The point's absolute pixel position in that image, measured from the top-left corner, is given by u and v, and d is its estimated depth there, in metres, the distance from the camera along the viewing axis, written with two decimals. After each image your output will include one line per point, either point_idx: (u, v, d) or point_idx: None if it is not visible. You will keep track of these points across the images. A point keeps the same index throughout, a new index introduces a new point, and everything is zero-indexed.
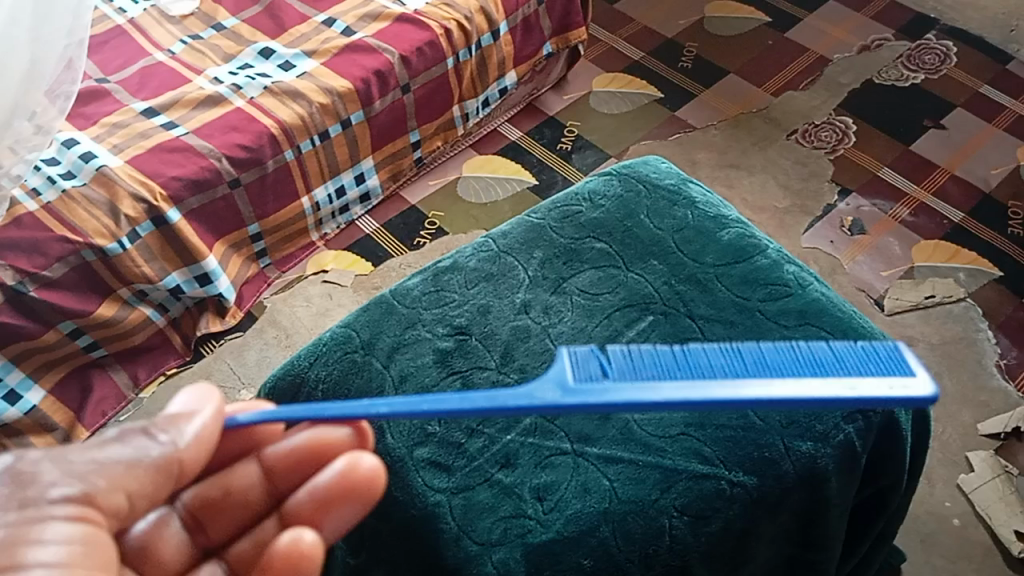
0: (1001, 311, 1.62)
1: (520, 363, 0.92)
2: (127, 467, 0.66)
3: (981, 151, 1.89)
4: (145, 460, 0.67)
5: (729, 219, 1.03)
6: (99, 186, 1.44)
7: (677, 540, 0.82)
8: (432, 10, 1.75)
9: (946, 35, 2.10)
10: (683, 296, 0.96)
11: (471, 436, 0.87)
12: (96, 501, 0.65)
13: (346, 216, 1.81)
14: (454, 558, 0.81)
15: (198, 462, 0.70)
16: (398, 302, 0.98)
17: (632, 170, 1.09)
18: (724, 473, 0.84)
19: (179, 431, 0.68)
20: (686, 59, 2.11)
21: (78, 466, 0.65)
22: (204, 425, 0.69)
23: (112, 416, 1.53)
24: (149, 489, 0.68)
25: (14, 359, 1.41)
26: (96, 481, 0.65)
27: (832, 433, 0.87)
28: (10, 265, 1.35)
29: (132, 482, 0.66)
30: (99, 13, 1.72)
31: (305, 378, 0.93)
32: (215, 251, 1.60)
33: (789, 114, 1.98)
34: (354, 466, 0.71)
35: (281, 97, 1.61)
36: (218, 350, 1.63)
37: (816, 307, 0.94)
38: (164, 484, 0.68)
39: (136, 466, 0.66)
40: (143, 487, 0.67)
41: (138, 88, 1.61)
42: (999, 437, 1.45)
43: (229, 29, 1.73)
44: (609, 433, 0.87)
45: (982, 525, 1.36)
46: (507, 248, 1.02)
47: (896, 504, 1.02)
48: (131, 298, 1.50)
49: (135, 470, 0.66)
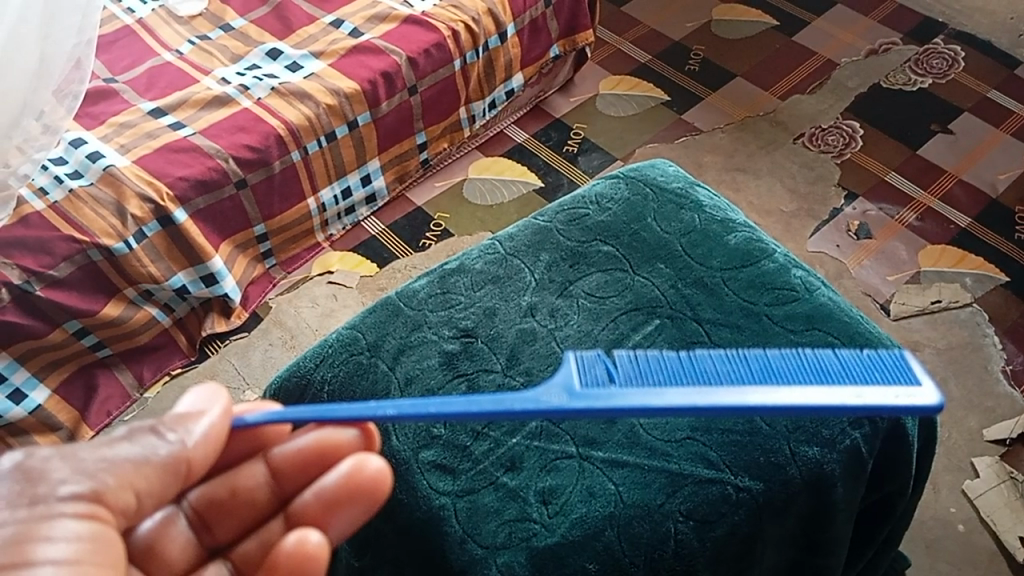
0: (1007, 317, 1.62)
1: (526, 366, 0.92)
2: (135, 466, 0.66)
3: (988, 156, 1.88)
4: (153, 459, 0.66)
5: (736, 222, 1.03)
6: (107, 186, 1.44)
7: (683, 545, 0.82)
8: (440, 12, 1.75)
9: (954, 39, 2.09)
10: (690, 300, 0.96)
11: (476, 439, 0.87)
12: (104, 499, 0.65)
13: (352, 217, 1.81)
14: (458, 560, 0.81)
15: (207, 462, 0.69)
16: (404, 304, 0.98)
17: (639, 173, 1.09)
18: (730, 478, 0.84)
19: (187, 431, 0.68)
20: (693, 62, 2.10)
21: (88, 463, 0.65)
22: (212, 424, 0.69)
23: (117, 416, 1.54)
24: (156, 488, 0.68)
25: (20, 358, 1.41)
26: (104, 479, 0.65)
27: (839, 438, 0.87)
28: (17, 264, 1.36)
29: (140, 480, 0.66)
30: (107, 13, 1.73)
31: (311, 379, 0.93)
32: (222, 251, 1.60)
33: (796, 118, 1.97)
34: (359, 468, 0.70)
35: (289, 98, 1.62)
36: (223, 350, 1.63)
37: (824, 312, 0.94)
38: (171, 484, 0.68)
39: (144, 465, 0.66)
40: (151, 485, 0.67)
41: (146, 88, 1.61)
42: (1005, 443, 1.45)
43: (237, 29, 1.73)
44: (615, 437, 0.86)
45: (987, 531, 1.35)
46: (514, 251, 1.02)
47: (902, 510, 1.01)
48: (136, 298, 1.51)
49: (144, 468, 0.66)
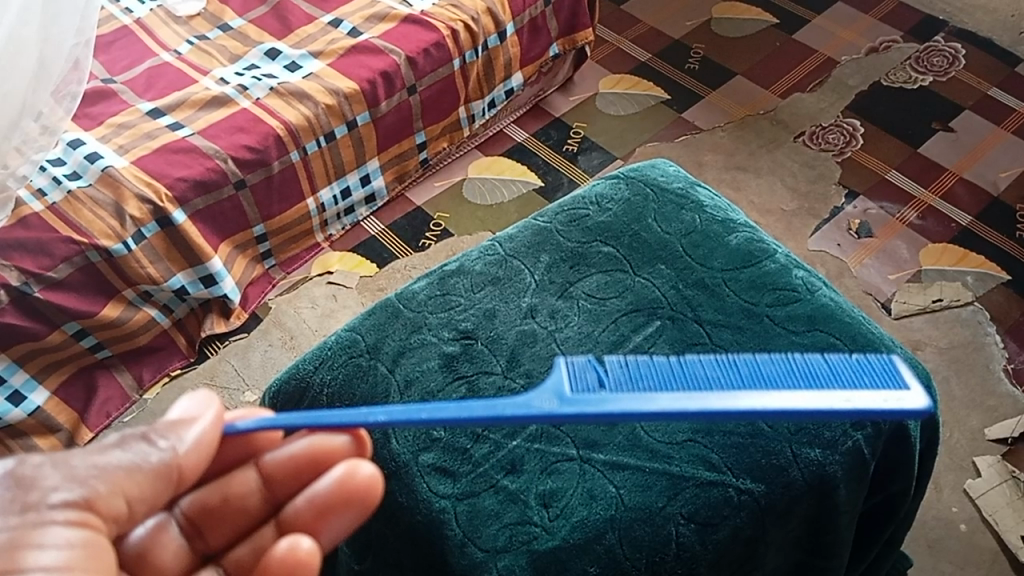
0: (1009, 315, 1.61)
1: (526, 368, 0.92)
2: (127, 472, 0.66)
3: (989, 154, 1.88)
4: (145, 466, 0.66)
5: (737, 223, 1.02)
6: (105, 187, 1.44)
7: (684, 548, 0.81)
8: (439, 11, 1.75)
9: (955, 37, 2.09)
10: (691, 301, 0.95)
11: (476, 442, 0.86)
12: (97, 506, 0.64)
13: (352, 217, 1.80)
14: (459, 564, 0.81)
15: (200, 467, 0.69)
16: (403, 306, 0.97)
17: (639, 174, 1.09)
18: (732, 480, 0.83)
19: (179, 437, 0.67)
20: (693, 60, 2.10)
21: (80, 470, 0.65)
22: (204, 430, 0.68)
23: (117, 417, 1.53)
24: (149, 494, 0.67)
25: (19, 360, 1.41)
26: (96, 486, 0.64)
27: (841, 440, 0.86)
28: (16, 265, 1.35)
29: (132, 487, 0.66)
30: (105, 14, 1.72)
31: (311, 382, 0.93)
32: (221, 251, 1.60)
33: (797, 116, 1.97)
34: (352, 473, 0.70)
35: (288, 98, 1.61)
36: (223, 350, 1.63)
37: (825, 312, 0.94)
38: (163, 490, 0.68)
39: (136, 472, 0.66)
40: (143, 492, 0.67)
41: (144, 88, 1.61)
42: (1007, 442, 1.44)
43: (235, 29, 1.73)
44: (616, 439, 0.86)
45: (989, 530, 1.35)
46: (514, 252, 1.02)
47: (905, 510, 1.01)
48: (136, 299, 1.50)
49: (135, 475, 0.66)
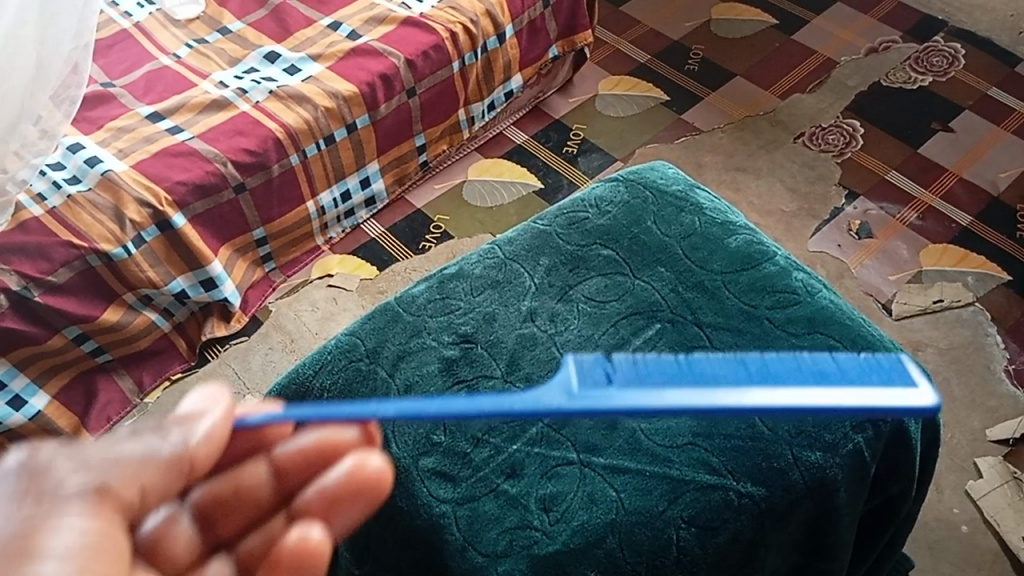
0: (1009, 315, 1.61)
1: (526, 372, 0.92)
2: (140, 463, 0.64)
3: (989, 154, 1.87)
4: (157, 457, 0.64)
5: (737, 225, 1.02)
6: (104, 191, 1.44)
7: (685, 552, 0.81)
8: (437, 14, 1.75)
9: (954, 37, 2.09)
10: (691, 304, 0.95)
11: (476, 446, 0.87)
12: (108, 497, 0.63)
13: (352, 219, 1.81)
14: (459, 569, 0.81)
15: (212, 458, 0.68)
16: (403, 309, 0.97)
17: (639, 176, 1.09)
18: (732, 484, 0.83)
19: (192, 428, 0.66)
20: (692, 62, 2.10)
21: (93, 460, 0.64)
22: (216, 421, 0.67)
23: (117, 421, 1.53)
24: (162, 484, 0.65)
25: (19, 364, 1.42)
26: (109, 475, 0.63)
27: (842, 443, 0.86)
28: (15, 270, 1.35)
29: (146, 478, 0.64)
30: (104, 17, 1.72)
31: (311, 386, 0.93)
32: (221, 255, 1.60)
33: (796, 117, 1.97)
34: (362, 464, 0.69)
35: (287, 101, 1.61)
36: (223, 354, 1.63)
37: (825, 315, 0.94)
38: (176, 481, 0.66)
39: (149, 463, 0.64)
40: (156, 484, 0.65)
41: (143, 92, 1.61)
42: (1008, 443, 1.44)
43: (234, 33, 1.73)
44: (616, 443, 0.86)
45: (990, 531, 1.35)
46: (513, 255, 1.02)
47: (906, 512, 1.01)
48: (136, 302, 1.51)
49: (149, 467, 0.64)
